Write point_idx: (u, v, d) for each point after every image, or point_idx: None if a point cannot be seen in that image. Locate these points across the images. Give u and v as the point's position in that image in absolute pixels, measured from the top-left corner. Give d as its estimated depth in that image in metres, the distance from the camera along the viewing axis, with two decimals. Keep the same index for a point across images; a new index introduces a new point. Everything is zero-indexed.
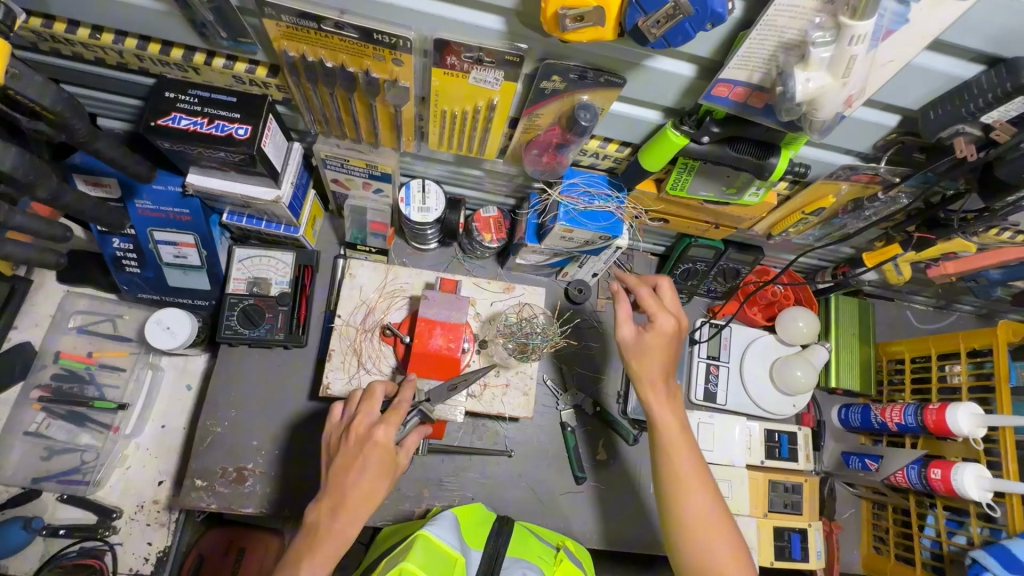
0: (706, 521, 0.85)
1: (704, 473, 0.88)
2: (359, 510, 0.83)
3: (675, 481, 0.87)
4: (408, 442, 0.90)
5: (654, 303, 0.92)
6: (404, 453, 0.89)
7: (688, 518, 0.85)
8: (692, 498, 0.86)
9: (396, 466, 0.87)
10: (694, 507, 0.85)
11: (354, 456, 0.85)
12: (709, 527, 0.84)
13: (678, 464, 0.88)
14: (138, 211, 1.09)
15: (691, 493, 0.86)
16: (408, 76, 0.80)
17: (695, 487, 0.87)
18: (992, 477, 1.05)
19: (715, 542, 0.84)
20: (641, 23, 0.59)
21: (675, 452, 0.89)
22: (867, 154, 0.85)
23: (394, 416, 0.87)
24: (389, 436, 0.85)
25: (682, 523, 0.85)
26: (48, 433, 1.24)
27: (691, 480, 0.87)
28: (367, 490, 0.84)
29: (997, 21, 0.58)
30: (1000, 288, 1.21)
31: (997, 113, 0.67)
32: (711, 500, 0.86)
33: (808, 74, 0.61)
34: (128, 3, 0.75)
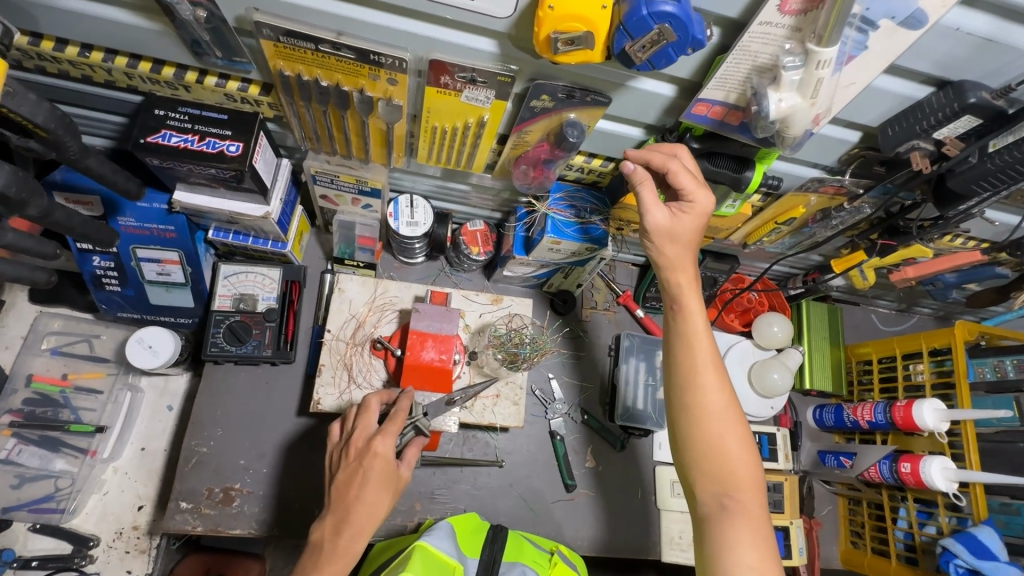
0: (719, 425, 0.80)
1: (721, 370, 0.82)
2: (362, 526, 0.83)
3: (693, 382, 0.81)
4: (407, 455, 0.91)
5: (691, 179, 0.78)
6: (405, 465, 0.89)
7: (701, 421, 0.80)
8: (705, 400, 0.81)
9: (398, 479, 0.88)
10: (705, 410, 0.80)
11: (354, 471, 0.85)
12: (722, 430, 0.80)
13: (695, 361, 0.82)
14: (121, 228, 1.08)
15: (702, 395, 0.81)
16: (402, 95, 0.82)
17: (710, 386, 0.81)
18: (956, 468, 1.11)
19: (728, 448, 0.79)
20: (628, 47, 0.63)
21: (691, 348, 0.82)
22: (833, 168, 0.91)
23: (394, 427, 0.87)
24: (388, 447, 0.86)
25: (692, 427, 0.81)
26: (19, 460, 1.18)
27: (707, 379, 0.81)
28: (371, 503, 0.84)
29: (944, 46, 0.64)
30: (955, 291, 1.29)
31: (947, 130, 0.73)
32: (725, 400, 0.81)
33: (780, 95, 0.66)
34: (120, 23, 0.76)
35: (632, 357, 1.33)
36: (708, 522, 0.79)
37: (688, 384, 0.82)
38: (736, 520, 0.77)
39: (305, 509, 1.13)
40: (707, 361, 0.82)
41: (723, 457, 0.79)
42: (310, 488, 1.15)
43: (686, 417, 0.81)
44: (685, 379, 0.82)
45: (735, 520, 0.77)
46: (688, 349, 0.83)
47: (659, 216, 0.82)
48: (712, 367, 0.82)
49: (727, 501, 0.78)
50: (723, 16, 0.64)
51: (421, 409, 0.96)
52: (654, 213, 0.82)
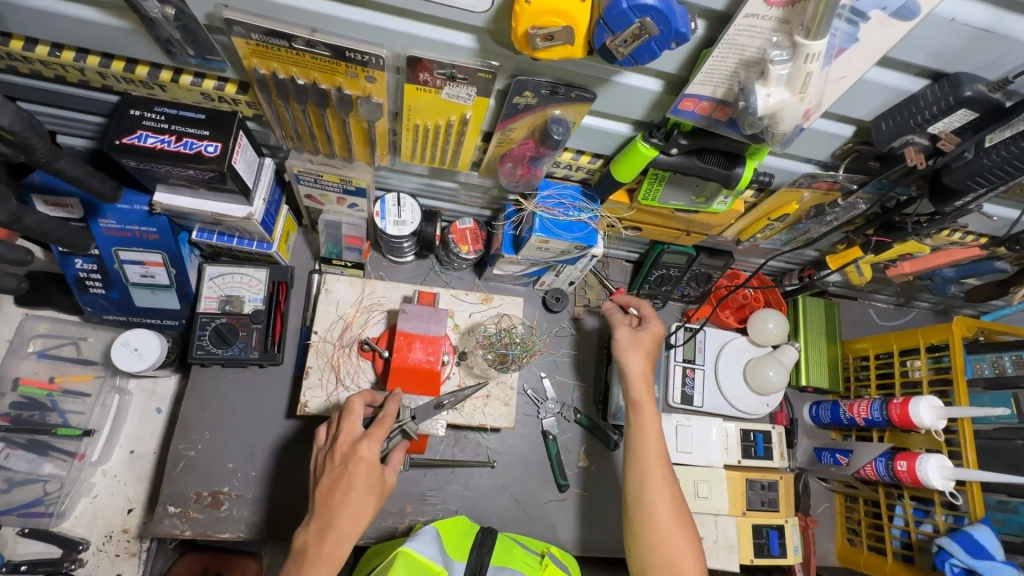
0: (666, 520, 0.90)
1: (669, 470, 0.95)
2: (347, 531, 0.83)
3: (643, 480, 0.93)
4: (393, 458, 0.89)
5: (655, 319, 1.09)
6: (390, 470, 0.88)
7: (650, 519, 0.90)
8: (654, 499, 0.91)
9: (384, 483, 0.87)
10: (654, 507, 0.91)
11: (338, 476, 0.84)
12: (668, 526, 0.90)
13: (646, 461, 0.94)
14: (102, 230, 1.06)
15: (654, 494, 0.92)
16: (381, 93, 0.80)
17: (660, 483, 0.93)
18: (953, 467, 1.09)
19: (672, 540, 0.89)
20: (609, 42, 0.61)
21: (643, 452, 0.96)
22: (826, 163, 0.89)
23: (380, 431, 0.86)
24: (373, 451, 0.85)
25: (642, 520, 0.91)
26: (7, 464, 1.17)
27: (656, 478, 0.93)
28: (355, 508, 0.83)
29: (938, 38, 0.62)
30: (953, 286, 1.27)
31: (942, 124, 0.71)
32: (672, 497, 0.92)
33: (768, 90, 0.64)
34: (87, 21, 0.73)
35: None
36: None
37: (639, 482, 0.93)
38: None
39: (295, 513, 1.13)
40: (657, 462, 0.95)
41: (670, 554, 0.88)
42: (300, 491, 1.14)
43: (636, 508, 0.92)
44: (637, 477, 0.94)
45: None
46: (644, 451, 0.96)
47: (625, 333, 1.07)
48: (662, 467, 0.94)
49: None
50: (708, 9, 0.62)
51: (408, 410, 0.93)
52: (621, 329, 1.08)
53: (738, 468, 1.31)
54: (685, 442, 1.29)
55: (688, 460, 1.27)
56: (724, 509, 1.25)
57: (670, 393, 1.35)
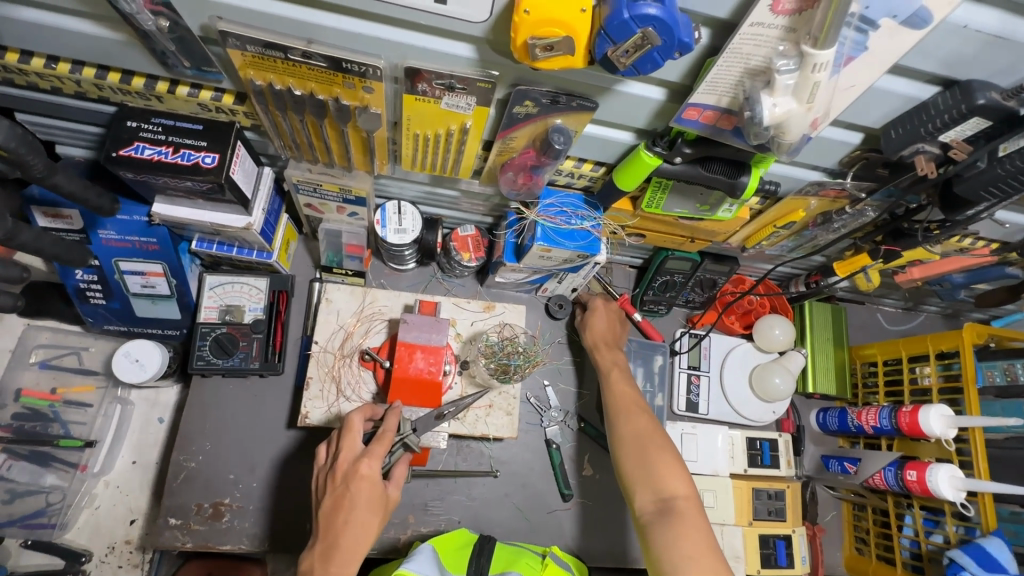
0: (644, 442, 0.98)
1: (641, 406, 1.05)
2: (352, 550, 0.81)
3: (619, 416, 1.04)
4: (395, 473, 0.89)
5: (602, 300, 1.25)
6: (393, 485, 0.87)
7: (632, 443, 0.99)
8: (632, 425, 1.01)
9: (387, 500, 0.86)
10: (635, 432, 1.00)
11: (341, 495, 0.84)
12: (651, 445, 0.97)
13: (619, 400, 1.07)
14: (102, 241, 1.05)
15: (630, 423, 1.02)
16: (379, 102, 0.79)
17: (637, 413, 1.03)
18: (964, 477, 1.08)
19: (654, 457, 0.96)
20: (611, 53, 0.59)
21: (617, 394, 1.08)
22: (834, 170, 0.87)
23: (380, 446, 0.85)
24: (374, 468, 0.84)
25: (626, 446, 0.99)
26: (10, 476, 1.17)
27: (629, 411, 1.04)
28: (359, 526, 0.82)
29: (950, 45, 0.60)
30: (963, 291, 1.25)
31: (954, 133, 0.69)
32: (650, 423, 1.01)
33: (774, 100, 0.62)
34: (81, 34, 0.73)
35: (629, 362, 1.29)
36: (650, 525, 0.90)
37: (615, 416, 1.04)
38: (673, 514, 0.89)
39: (296, 525, 1.12)
40: (630, 400, 1.06)
41: (653, 472, 0.94)
42: (302, 503, 1.13)
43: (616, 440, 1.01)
44: (613, 415, 1.05)
45: (673, 514, 0.89)
46: (618, 394, 1.08)
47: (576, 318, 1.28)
48: (633, 403, 1.05)
49: (665, 507, 0.90)
50: (712, 17, 0.60)
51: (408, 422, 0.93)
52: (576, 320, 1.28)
53: (744, 477, 1.30)
54: (690, 451, 1.28)
55: (693, 468, 1.26)
56: (731, 518, 1.23)
57: (675, 401, 1.33)
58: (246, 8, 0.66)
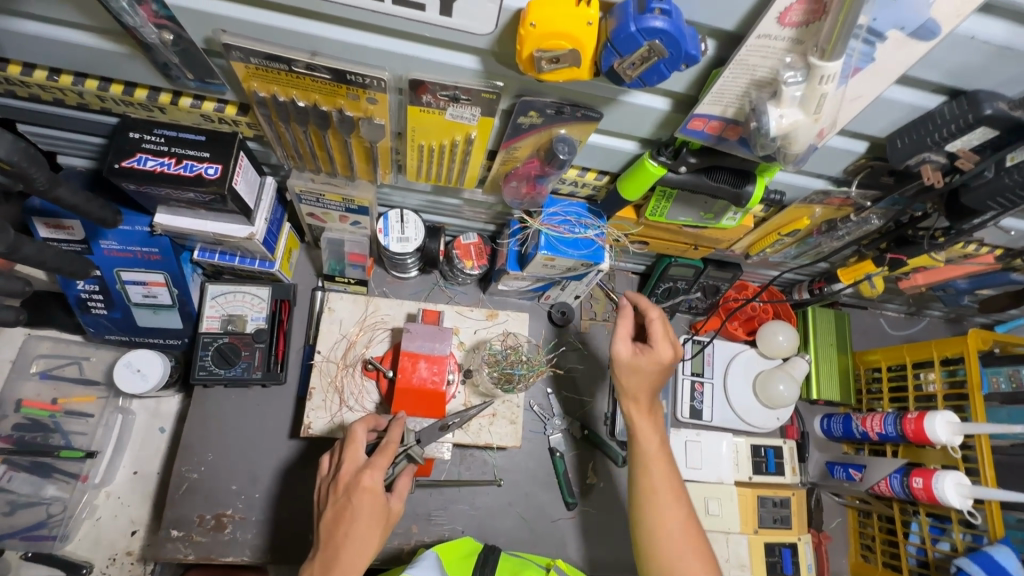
0: (678, 537, 0.87)
1: (677, 487, 0.91)
2: (352, 564, 0.80)
3: (648, 500, 0.90)
4: (398, 486, 0.88)
5: (662, 331, 0.94)
6: (396, 497, 0.86)
7: (660, 536, 0.87)
8: (661, 513, 0.89)
9: (389, 513, 0.85)
10: (663, 521, 0.88)
11: (343, 507, 0.83)
12: (684, 542, 0.87)
13: (652, 477, 0.91)
14: (104, 252, 1.05)
15: (662, 511, 0.89)
16: (383, 114, 0.79)
17: (667, 497, 0.90)
18: (971, 485, 1.07)
19: (681, 552, 0.86)
20: (617, 65, 0.59)
21: (646, 467, 0.92)
22: (838, 178, 0.87)
23: (383, 458, 0.85)
24: (376, 480, 0.83)
25: (653, 535, 0.88)
26: (10, 487, 1.16)
27: (662, 498, 0.89)
28: (360, 539, 0.81)
29: (957, 56, 0.59)
30: (967, 296, 1.25)
31: (960, 143, 0.69)
32: (684, 512, 0.89)
33: (781, 111, 0.62)
34: (83, 46, 0.72)
35: None
36: None
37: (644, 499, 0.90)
38: None
39: (299, 536, 1.11)
40: (662, 478, 0.91)
41: (681, 571, 0.85)
42: (305, 513, 1.12)
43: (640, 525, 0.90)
44: (642, 496, 0.91)
45: None
46: (651, 470, 0.92)
47: (624, 350, 0.94)
48: (669, 485, 0.91)
49: None
50: (718, 28, 0.60)
51: (411, 435, 0.92)
52: (620, 344, 0.95)
53: (749, 485, 1.29)
54: (694, 458, 1.27)
55: (698, 476, 1.26)
56: (736, 527, 1.23)
57: (679, 408, 1.32)
58: (250, 22, 0.66)
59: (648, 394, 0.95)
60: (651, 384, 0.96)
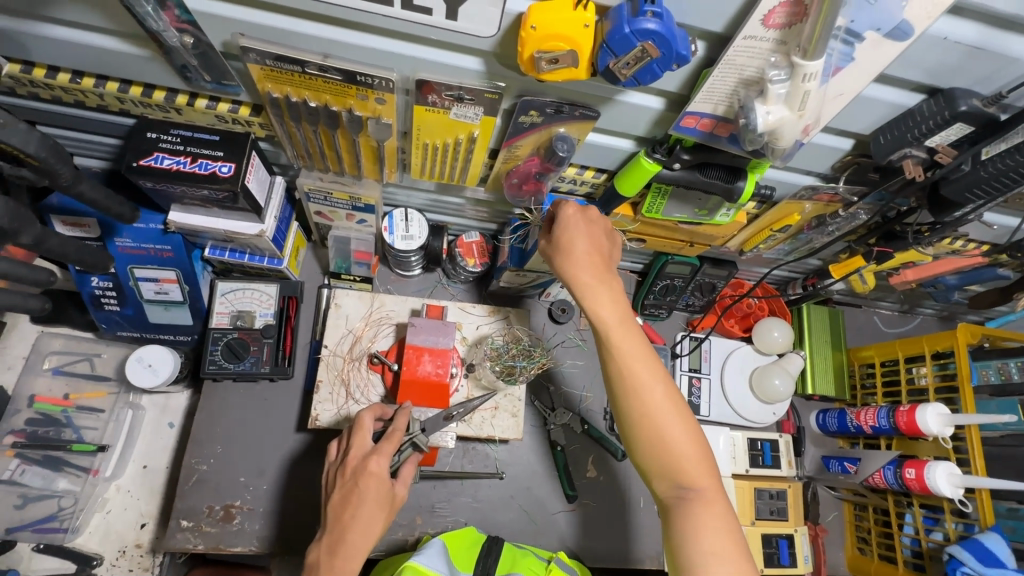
0: (662, 415, 0.76)
1: (652, 360, 0.78)
2: (357, 546, 0.83)
3: (625, 381, 0.78)
4: (403, 472, 0.90)
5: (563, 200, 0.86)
6: (400, 484, 0.88)
7: (645, 429, 0.77)
8: (643, 407, 0.77)
9: (394, 498, 0.87)
10: (647, 412, 0.76)
11: (349, 491, 0.86)
12: (667, 420, 0.76)
13: (625, 353, 0.78)
14: (118, 249, 1.08)
15: (644, 391, 0.77)
16: (390, 113, 0.82)
17: (648, 382, 0.77)
18: (962, 474, 1.10)
19: (671, 441, 0.76)
20: (612, 64, 0.63)
21: (620, 354, 0.78)
22: (827, 175, 0.90)
23: (388, 445, 0.87)
24: (382, 466, 0.86)
25: (638, 430, 0.77)
26: (23, 480, 1.19)
27: (640, 372, 0.77)
28: (366, 522, 0.84)
29: (932, 56, 0.63)
30: (957, 293, 1.28)
31: (939, 138, 0.72)
32: (664, 388, 0.77)
33: (768, 108, 0.66)
34: (107, 50, 0.76)
35: None
36: (669, 513, 0.76)
37: (622, 380, 0.78)
38: (693, 507, 0.74)
39: (306, 526, 1.14)
40: (634, 365, 0.77)
41: (671, 453, 0.76)
42: (312, 505, 1.15)
43: (620, 404, 0.79)
44: (620, 379, 0.78)
45: (694, 508, 0.74)
46: (623, 360, 0.78)
47: (542, 242, 0.87)
48: (641, 360, 0.78)
49: (685, 501, 0.75)
50: (707, 30, 0.64)
51: (416, 424, 0.94)
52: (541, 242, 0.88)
53: (746, 478, 1.32)
54: None
55: None
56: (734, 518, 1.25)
57: None
58: (266, 25, 0.70)
59: (595, 267, 0.82)
60: (589, 255, 0.83)
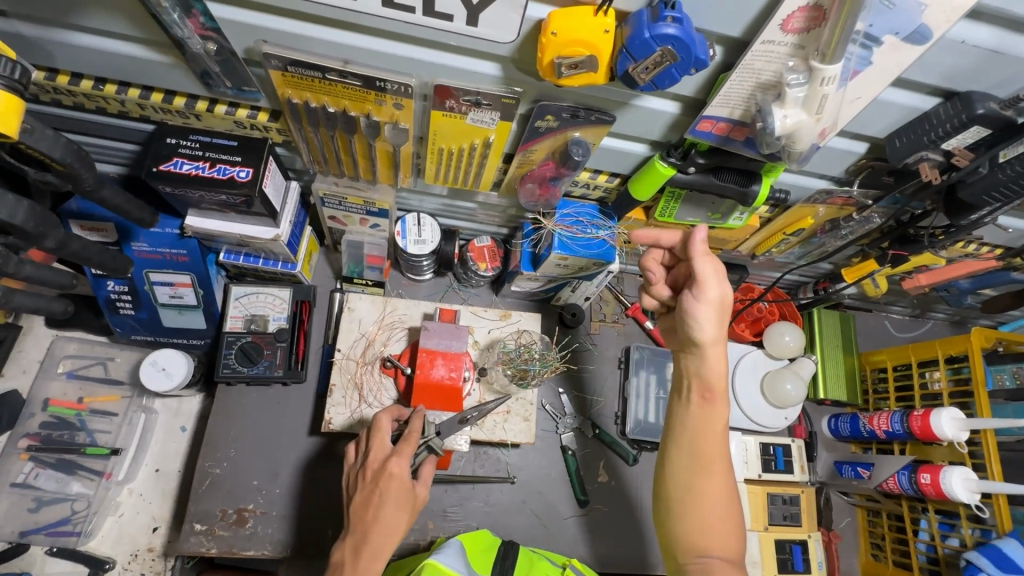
0: (718, 497, 0.82)
1: (725, 449, 0.84)
2: (380, 546, 0.83)
3: (695, 456, 0.83)
4: (423, 473, 0.91)
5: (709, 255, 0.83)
6: (422, 485, 0.89)
7: (692, 501, 0.82)
8: (706, 487, 0.82)
9: (416, 499, 0.87)
10: (704, 488, 0.82)
11: (371, 492, 0.86)
12: (718, 499, 0.82)
13: (703, 431, 0.84)
14: (135, 253, 1.09)
15: (710, 470, 0.83)
16: (408, 118, 0.83)
17: (719, 466, 0.83)
18: (978, 479, 1.09)
19: (715, 518, 0.82)
20: (632, 69, 0.63)
21: (704, 438, 0.83)
22: (841, 178, 0.90)
23: (404, 448, 0.88)
24: (403, 467, 0.86)
25: (684, 500, 0.83)
26: (37, 484, 1.20)
27: (714, 453, 0.83)
28: (388, 524, 0.84)
29: (949, 59, 0.64)
30: (970, 297, 1.28)
31: (956, 141, 0.73)
32: (728, 474, 0.84)
33: (785, 111, 0.66)
34: (132, 57, 0.77)
35: (642, 369, 1.33)
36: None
37: (688, 452, 0.84)
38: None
39: (319, 530, 1.14)
40: (715, 449, 0.83)
41: (712, 527, 0.81)
42: (324, 508, 1.15)
43: (674, 472, 0.85)
44: (685, 450, 0.84)
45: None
46: (700, 437, 0.83)
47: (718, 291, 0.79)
48: (721, 447, 0.84)
49: (707, 569, 0.80)
50: (725, 35, 0.64)
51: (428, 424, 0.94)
52: (714, 287, 0.79)
53: (758, 483, 1.31)
54: None
55: None
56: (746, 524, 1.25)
57: None
58: (288, 32, 0.71)
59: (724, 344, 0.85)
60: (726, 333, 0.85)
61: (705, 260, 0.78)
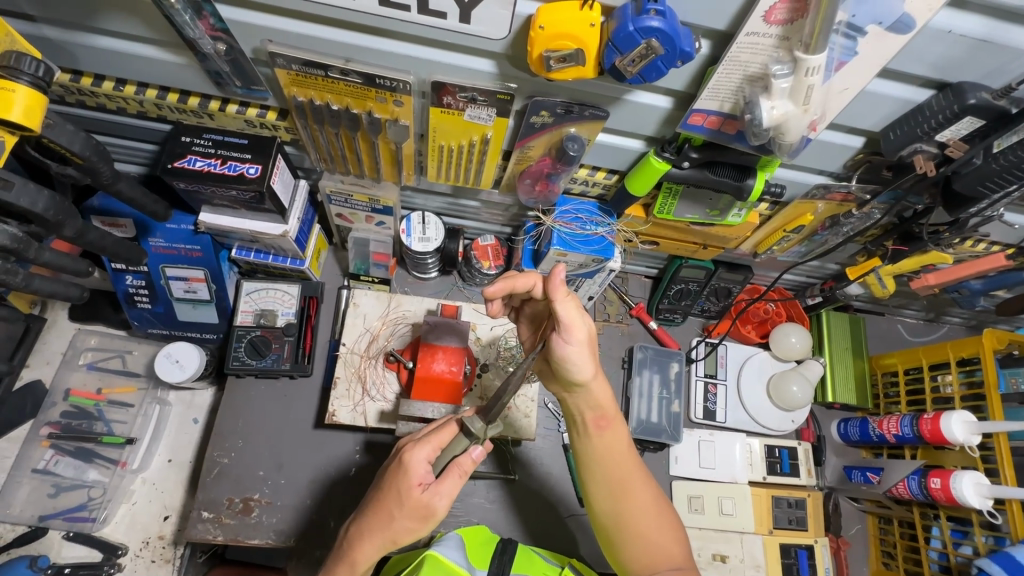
0: (648, 515, 0.85)
1: (638, 465, 0.88)
2: (369, 548, 0.80)
3: (612, 482, 0.86)
4: (444, 479, 0.79)
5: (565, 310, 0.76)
6: (434, 493, 0.79)
7: (623, 525, 0.85)
8: (632, 507, 0.85)
9: (427, 507, 0.79)
10: (629, 510, 0.85)
11: (377, 488, 0.83)
12: (645, 516, 0.85)
13: (616, 456, 0.86)
14: (152, 248, 1.14)
15: (631, 491, 0.86)
16: (408, 115, 0.86)
17: (637, 487, 0.86)
18: (990, 484, 1.06)
19: (651, 535, 0.85)
20: (619, 62, 0.65)
21: (615, 461, 0.86)
22: (838, 174, 0.90)
23: (426, 443, 0.81)
24: (411, 458, 0.80)
25: (618, 525, 0.86)
26: (56, 470, 1.25)
27: (630, 476, 0.86)
28: (378, 527, 0.80)
29: (937, 49, 0.64)
30: (983, 298, 1.25)
31: (949, 132, 0.73)
32: (650, 488, 0.87)
33: (772, 103, 0.67)
34: (149, 59, 0.82)
35: (645, 369, 1.33)
36: None
37: (606, 479, 0.86)
38: None
39: (321, 520, 1.16)
40: (628, 470, 0.87)
41: (647, 540, 0.85)
42: (327, 499, 1.18)
43: (598, 501, 0.87)
44: (603, 479, 0.86)
45: None
46: (611, 463, 0.86)
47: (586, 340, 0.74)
48: (633, 466, 0.87)
49: None
50: (711, 29, 0.66)
51: (476, 415, 0.80)
52: (579, 336, 0.74)
53: (764, 486, 1.30)
54: (708, 458, 1.29)
55: (711, 475, 1.28)
56: (750, 526, 1.24)
57: (690, 408, 1.33)
58: (294, 32, 0.75)
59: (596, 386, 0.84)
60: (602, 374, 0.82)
61: (569, 304, 0.71)
